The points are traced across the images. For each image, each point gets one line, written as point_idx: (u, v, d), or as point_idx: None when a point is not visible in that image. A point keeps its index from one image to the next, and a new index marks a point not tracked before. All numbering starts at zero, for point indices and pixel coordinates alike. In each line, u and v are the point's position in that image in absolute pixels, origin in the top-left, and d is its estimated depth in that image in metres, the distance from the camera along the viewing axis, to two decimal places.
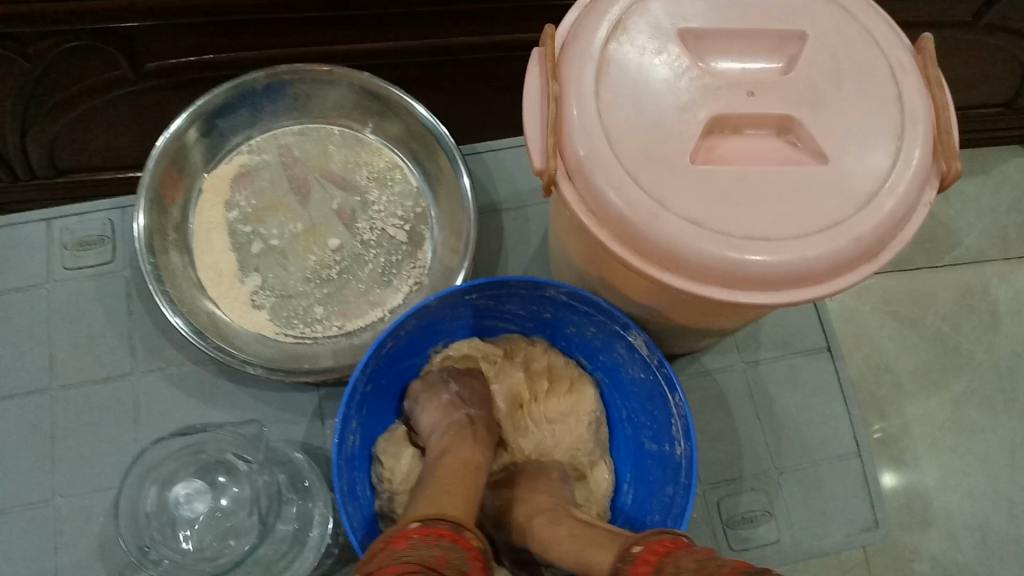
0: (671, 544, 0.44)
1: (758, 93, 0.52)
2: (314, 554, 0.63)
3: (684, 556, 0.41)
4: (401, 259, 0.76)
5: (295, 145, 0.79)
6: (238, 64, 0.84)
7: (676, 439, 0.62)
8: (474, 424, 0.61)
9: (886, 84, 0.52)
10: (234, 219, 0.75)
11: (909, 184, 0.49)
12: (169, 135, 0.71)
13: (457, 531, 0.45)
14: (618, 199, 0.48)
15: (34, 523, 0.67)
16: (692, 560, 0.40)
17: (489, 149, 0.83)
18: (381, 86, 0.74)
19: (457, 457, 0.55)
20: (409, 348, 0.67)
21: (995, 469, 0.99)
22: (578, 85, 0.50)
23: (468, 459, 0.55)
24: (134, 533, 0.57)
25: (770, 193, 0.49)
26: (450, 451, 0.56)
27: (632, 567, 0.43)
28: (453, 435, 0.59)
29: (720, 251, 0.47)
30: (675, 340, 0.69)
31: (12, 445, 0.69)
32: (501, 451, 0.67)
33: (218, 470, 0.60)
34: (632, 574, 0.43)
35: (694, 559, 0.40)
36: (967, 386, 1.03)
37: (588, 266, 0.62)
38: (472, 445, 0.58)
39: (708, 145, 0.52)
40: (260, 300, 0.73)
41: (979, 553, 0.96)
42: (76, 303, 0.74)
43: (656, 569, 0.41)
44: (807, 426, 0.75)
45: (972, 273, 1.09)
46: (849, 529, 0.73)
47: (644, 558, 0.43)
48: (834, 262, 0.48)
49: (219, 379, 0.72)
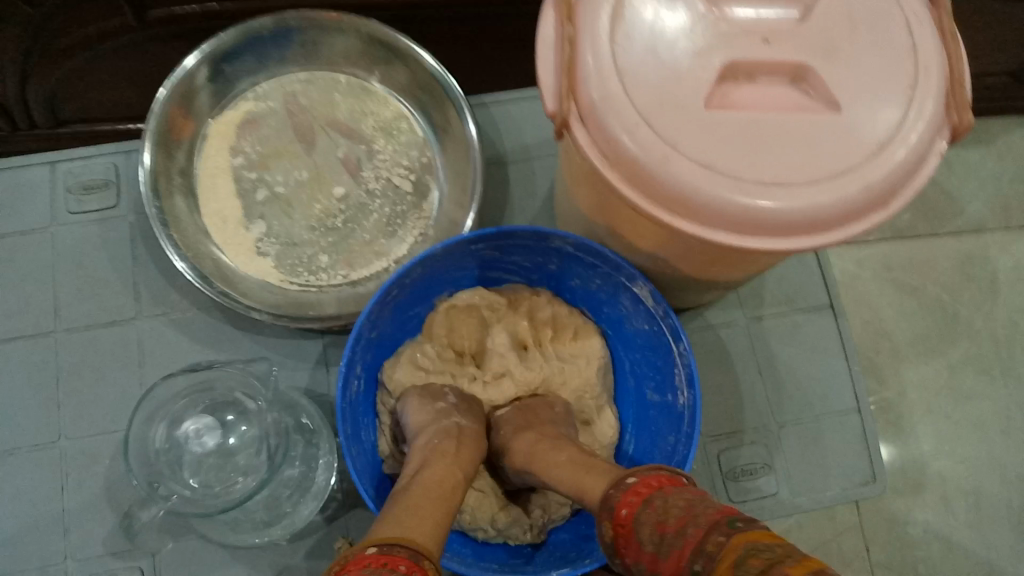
0: (664, 478, 0.43)
1: (774, 41, 0.51)
2: (316, 502, 0.66)
3: (674, 492, 0.41)
4: (407, 210, 0.75)
5: (301, 94, 0.78)
6: (242, 11, 0.83)
7: (679, 389, 0.63)
8: (462, 442, 0.51)
9: (900, 33, 0.51)
10: (239, 165, 0.75)
11: (921, 134, 0.49)
12: (181, 71, 0.70)
13: (417, 563, 0.36)
14: (631, 142, 0.48)
15: (40, 465, 0.68)
16: (681, 498, 0.40)
17: (496, 101, 0.82)
18: (388, 34, 0.73)
19: (438, 474, 0.45)
20: (413, 296, 0.67)
21: (989, 433, 1.00)
22: (594, 26, 0.50)
23: (448, 482, 0.45)
24: (143, 468, 0.57)
25: (781, 139, 0.49)
26: (428, 467, 0.46)
27: (623, 495, 0.42)
28: (437, 450, 0.49)
29: (731, 195, 0.47)
30: (679, 293, 0.70)
31: (18, 388, 0.70)
32: (502, 377, 0.65)
33: (229, 409, 0.61)
34: (621, 504, 0.42)
35: (685, 498, 0.40)
36: (964, 352, 1.04)
37: (595, 215, 0.62)
38: (456, 465, 0.47)
39: (722, 91, 0.52)
40: (265, 247, 0.73)
41: (970, 515, 0.97)
42: (81, 248, 0.74)
43: (645, 501, 0.41)
44: (808, 382, 0.76)
45: (973, 241, 1.09)
46: (846, 482, 0.74)
47: (637, 488, 0.42)
48: (844, 208, 0.48)
49: (224, 326, 0.72)
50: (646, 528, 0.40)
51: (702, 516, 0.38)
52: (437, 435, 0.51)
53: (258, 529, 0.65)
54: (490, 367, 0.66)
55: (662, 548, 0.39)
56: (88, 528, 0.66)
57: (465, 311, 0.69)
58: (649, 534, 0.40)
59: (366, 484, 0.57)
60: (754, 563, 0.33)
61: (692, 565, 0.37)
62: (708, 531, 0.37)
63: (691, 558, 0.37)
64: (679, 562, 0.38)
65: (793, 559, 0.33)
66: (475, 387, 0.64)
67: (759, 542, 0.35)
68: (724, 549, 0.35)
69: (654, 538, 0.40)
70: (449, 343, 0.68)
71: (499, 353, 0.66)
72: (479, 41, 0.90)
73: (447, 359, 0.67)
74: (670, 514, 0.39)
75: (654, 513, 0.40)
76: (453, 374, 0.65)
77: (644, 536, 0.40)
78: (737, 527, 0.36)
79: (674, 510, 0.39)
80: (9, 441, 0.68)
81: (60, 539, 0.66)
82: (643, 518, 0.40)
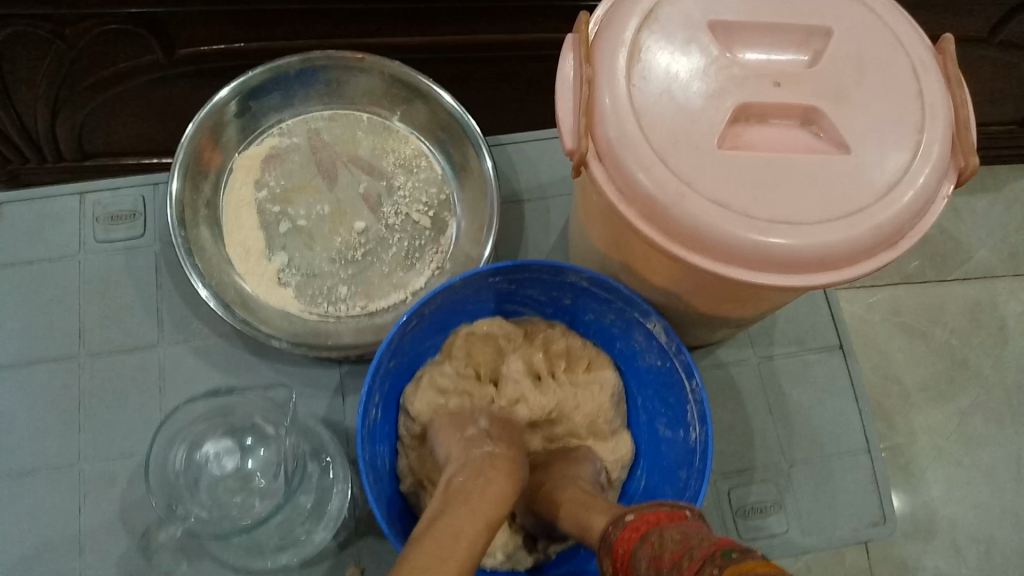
0: (664, 514, 0.44)
1: (784, 84, 0.53)
2: (329, 529, 0.67)
3: (670, 527, 0.42)
4: (424, 244, 0.77)
5: (325, 130, 0.81)
6: (267, 53, 0.86)
7: (692, 425, 0.64)
8: (489, 482, 0.50)
9: (908, 80, 0.53)
10: (263, 198, 0.77)
11: (928, 177, 0.51)
12: (211, 105, 0.73)
13: None
14: (647, 180, 0.50)
15: (58, 487, 0.69)
16: (678, 532, 0.41)
17: (513, 141, 0.84)
18: (410, 76, 0.76)
19: (453, 524, 0.44)
20: (430, 327, 0.69)
21: (1000, 480, 1.00)
22: (612, 69, 0.52)
23: (466, 533, 0.43)
24: (163, 491, 0.58)
25: (793, 180, 0.50)
26: (445, 515, 0.45)
27: (622, 533, 0.44)
28: (466, 484, 0.50)
29: (743, 232, 0.49)
30: (692, 330, 0.71)
31: (40, 410, 0.71)
32: (518, 404, 0.66)
33: (248, 434, 0.63)
34: (619, 542, 0.44)
35: (680, 532, 0.41)
36: (974, 398, 1.04)
37: (610, 250, 0.63)
38: (478, 513, 0.46)
39: (734, 132, 0.54)
40: (287, 278, 0.74)
41: (982, 563, 0.96)
42: (106, 275, 0.76)
43: (642, 538, 0.42)
44: (818, 421, 0.77)
45: (981, 287, 1.11)
46: (857, 522, 0.73)
47: (634, 525, 0.44)
48: (855, 246, 0.49)
49: (244, 354, 0.74)
50: (642, 563, 0.41)
51: (696, 548, 0.38)
52: (468, 466, 0.53)
53: (274, 555, 0.66)
54: (505, 394, 0.66)
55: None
56: (103, 550, 0.67)
57: (482, 339, 0.70)
58: (644, 567, 0.40)
59: (384, 512, 0.58)
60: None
61: None
62: (701, 562, 0.37)
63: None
64: None
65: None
66: (492, 412, 0.65)
67: (742, 568, 0.34)
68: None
69: (650, 571, 0.40)
70: (467, 367, 0.69)
71: (514, 380, 0.67)
72: (498, 84, 0.94)
73: (466, 379, 0.68)
74: (664, 548, 0.40)
75: (650, 548, 0.41)
76: (472, 397, 0.67)
77: (640, 570, 0.41)
78: (730, 556, 0.36)
79: (669, 543, 0.40)
80: (28, 463, 0.69)
81: (74, 560, 0.67)
82: (640, 554, 0.41)
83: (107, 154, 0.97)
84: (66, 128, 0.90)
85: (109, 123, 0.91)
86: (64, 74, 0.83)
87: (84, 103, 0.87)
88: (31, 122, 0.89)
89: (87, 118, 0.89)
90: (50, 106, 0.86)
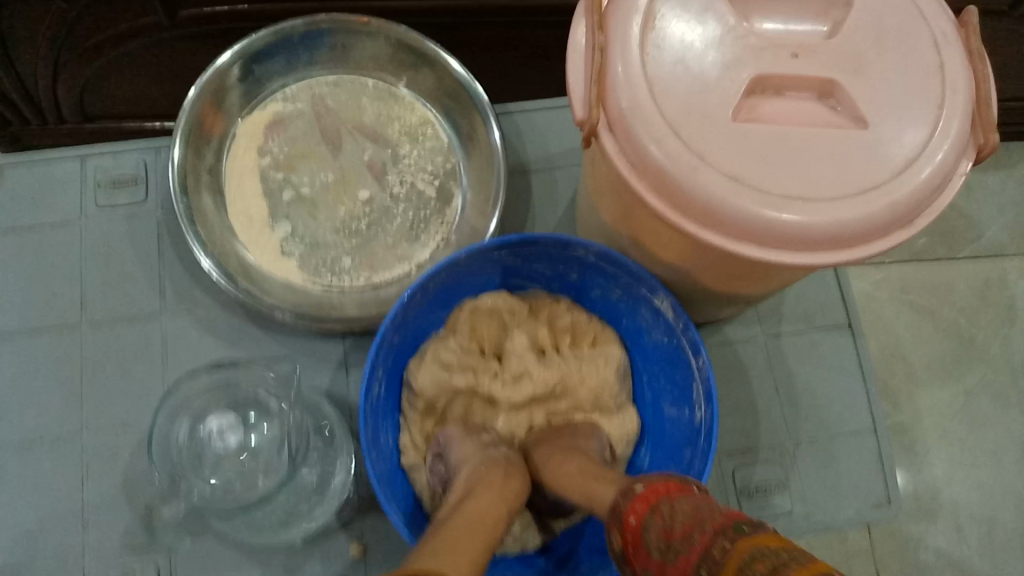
0: (669, 483, 0.43)
1: (802, 55, 0.52)
2: (332, 504, 0.67)
3: (680, 498, 0.41)
4: (430, 215, 0.76)
5: (330, 97, 0.79)
6: (272, 16, 0.84)
7: (697, 403, 0.63)
8: (506, 477, 0.51)
9: (929, 52, 0.51)
10: (266, 165, 0.76)
11: (947, 154, 0.49)
12: (214, 69, 0.71)
13: None
14: (658, 153, 0.49)
15: (60, 456, 0.68)
16: (686, 503, 0.41)
17: (521, 112, 0.83)
18: (417, 40, 0.75)
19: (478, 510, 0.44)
20: (435, 302, 0.68)
21: (1004, 460, 0.99)
22: (625, 37, 0.50)
23: (491, 516, 0.44)
24: (165, 463, 0.59)
25: (808, 155, 0.49)
26: (468, 503, 0.46)
27: (630, 503, 0.43)
28: (483, 481, 0.50)
29: (756, 207, 0.48)
30: (700, 307, 0.70)
31: (42, 379, 0.71)
32: (524, 380, 0.65)
33: (252, 408, 0.62)
34: (627, 513, 0.42)
35: (690, 503, 0.41)
36: (980, 378, 1.03)
37: (618, 225, 0.62)
38: (500, 500, 0.47)
39: (750, 105, 0.52)
40: (290, 247, 0.73)
41: (982, 542, 0.96)
42: (107, 243, 0.75)
43: (652, 509, 0.41)
44: (824, 401, 0.76)
45: (992, 266, 1.09)
46: (861, 502, 0.73)
47: (643, 496, 0.42)
48: (869, 225, 0.48)
49: (247, 325, 0.73)
50: (653, 535, 0.40)
51: (708, 521, 0.38)
52: (484, 467, 0.52)
53: (276, 531, 0.66)
54: (508, 368, 0.66)
55: (669, 555, 0.39)
56: (105, 519, 0.67)
57: (488, 314, 0.69)
58: (655, 540, 0.40)
59: (385, 490, 0.57)
60: (757, 565, 0.34)
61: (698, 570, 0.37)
62: (716, 537, 0.37)
63: (699, 564, 0.37)
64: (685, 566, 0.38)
65: (796, 561, 0.33)
66: (496, 387, 0.66)
67: (761, 545, 0.35)
68: (730, 555, 0.35)
69: (660, 544, 0.40)
70: (471, 342, 0.68)
71: (517, 354, 0.66)
72: (506, 51, 0.92)
73: (471, 354, 0.68)
74: (676, 521, 0.40)
75: (660, 520, 0.40)
76: (476, 372, 0.67)
77: (650, 543, 0.40)
78: (744, 532, 0.37)
79: (680, 516, 0.40)
80: (30, 431, 0.69)
81: (77, 530, 0.67)
82: (651, 526, 0.41)
83: (110, 118, 0.96)
84: (69, 91, 0.89)
85: (112, 87, 0.90)
86: (65, 36, 0.81)
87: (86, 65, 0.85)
88: (33, 85, 0.87)
89: (90, 80, 0.88)
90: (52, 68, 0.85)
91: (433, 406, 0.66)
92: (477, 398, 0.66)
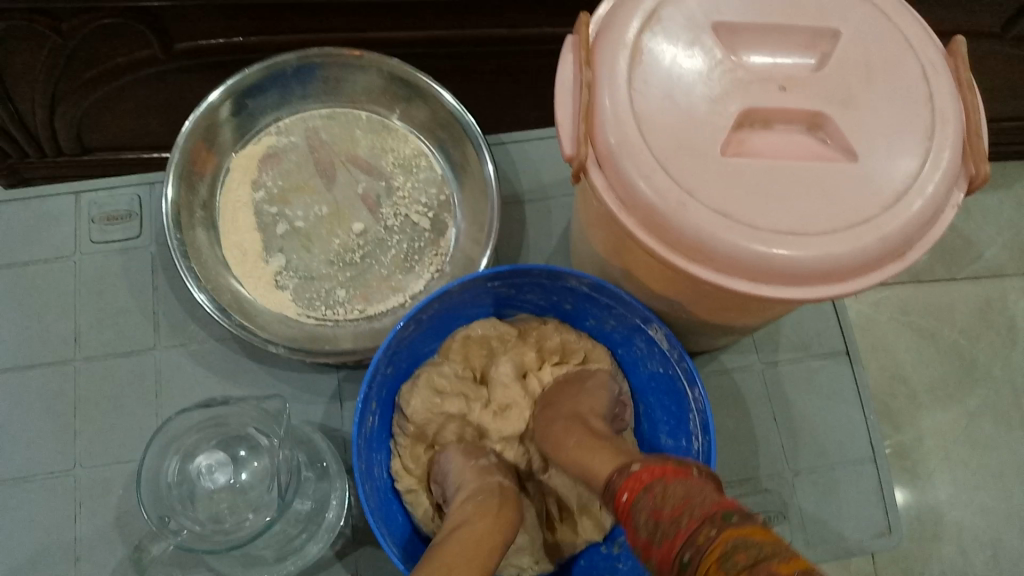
0: (666, 465, 0.43)
1: (789, 89, 0.52)
2: (325, 540, 0.65)
3: (674, 481, 0.42)
4: (424, 246, 0.76)
5: (323, 130, 0.80)
6: (267, 47, 0.85)
7: (694, 434, 0.63)
8: (503, 503, 0.53)
9: (917, 84, 0.52)
10: (260, 199, 0.76)
11: (938, 185, 0.49)
12: (202, 110, 0.71)
13: None
14: (648, 188, 0.49)
15: (55, 491, 0.68)
16: (681, 486, 0.41)
17: (514, 141, 0.83)
18: (410, 73, 0.74)
19: (471, 537, 0.47)
20: (427, 334, 0.68)
21: (1009, 483, 0.99)
22: (613, 73, 0.51)
23: (484, 544, 0.47)
24: (155, 504, 0.57)
25: (797, 189, 0.49)
26: (462, 530, 0.48)
27: (625, 481, 0.44)
28: (476, 510, 0.51)
29: (747, 242, 0.48)
30: (697, 338, 0.70)
31: (35, 415, 0.70)
32: (507, 408, 0.67)
33: (241, 445, 0.62)
34: (621, 490, 0.44)
35: (684, 486, 0.41)
36: (982, 400, 1.02)
37: (611, 257, 0.62)
38: (497, 526, 0.49)
39: (738, 139, 0.52)
40: (284, 280, 0.73)
41: (989, 566, 0.95)
42: (102, 277, 0.75)
43: (645, 489, 0.42)
44: (823, 428, 0.75)
45: (991, 286, 1.09)
46: (861, 530, 0.72)
47: (638, 476, 0.43)
48: (860, 258, 0.48)
49: (240, 358, 0.73)
50: (642, 514, 0.41)
51: (699, 507, 0.39)
52: (479, 494, 0.54)
53: (269, 565, 0.64)
54: (496, 398, 0.67)
55: (656, 533, 0.40)
56: (98, 557, 0.67)
57: (479, 343, 0.70)
58: (644, 518, 0.41)
59: (379, 521, 0.57)
60: (739, 557, 0.34)
61: (681, 552, 0.38)
62: (702, 522, 0.38)
63: (682, 547, 0.38)
64: (670, 548, 0.39)
65: (779, 556, 0.33)
66: (484, 417, 0.66)
67: (744, 537, 0.35)
68: (713, 543, 0.36)
69: (649, 523, 0.40)
70: (464, 369, 0.69)
71: (503, 383, 0.67)
72: (500, 79, 0.92)
73: (464, 381, 0.68)
74: (667, 503, 0.40)
75: (651, 500, 0.41)
76: (467, 399, 0.67)
77: (640, 521, 0.41)
78: (731, 521, 0.37)
79: (672, 499, 0.40)
80: (25, 467, 0.69)
81: (70, 568, 0.66)
82: (640, 506, 0.41)
83: (107, 150, 0.96)
84: (66, 123, 0.90)
85: (111, 120, 0.91)
86: (62, 71, 0.82)
87: (85, 98, 0.86)
88: (30, 117, 0.88)
89: (86, 113, 0.89)
90: (49, 101, 0.86)
91: (423, 432, 0.66)
92: (469, 425, 0.66)
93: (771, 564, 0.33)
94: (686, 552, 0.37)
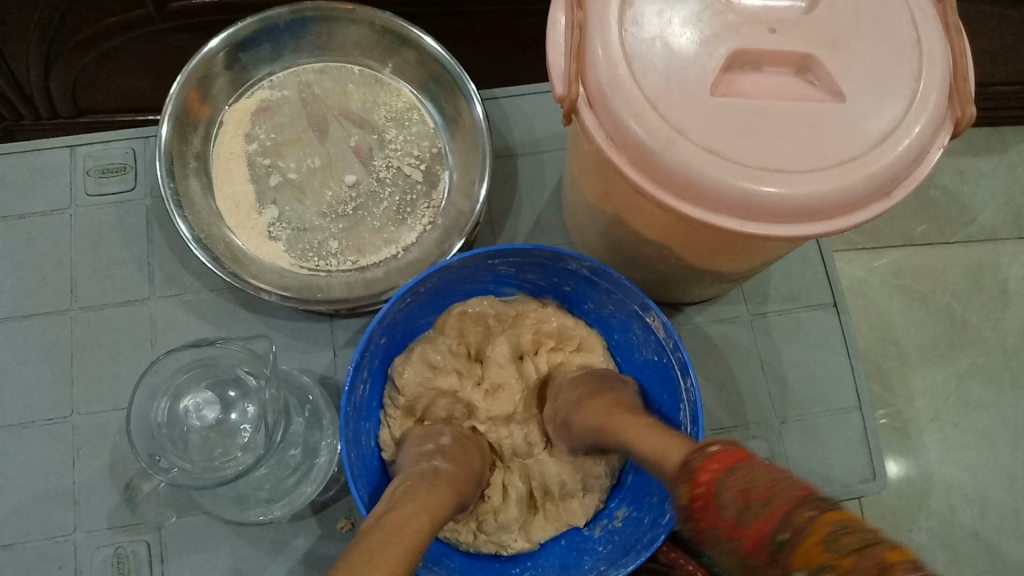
0: (744, 452, 0.41)
1: (779, 31, 0.52)
2: (318, 483, 0.67)
3: (760, 465, 0.39)
4: (417, 199, 0.76)
5: (316, 84, 0.80)
6: (260, 6, 0.85)
7: (683, 424, 0.63)
8: (435, 485, 0.51)
9: (905, 27, 0.52)
10: (253, 151, 0.76)
11: (925, 126, 0.49)
12: (201, 56, 0.72)
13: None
14: (638, 126, 0.49)
15: (52, 439, 0.69)
16: (768, 470, 0.39)
17: (506, 95, 0.83)
18: (401, 26, 0.75)
19: (401, 514, 0.45)
20: (422, 307, 0.69)
21: (997, 442, 1.00)
22: (604, 12, 0.51)
23: (415, 523, 0.44)
24: (145, 443, 0.58)
25: (786, 128, 0.49)
26: (394, 510, 0.46)
27: (704, 460, 0.41)
28: (407, 493, 0.49)
29: (735, 180, 0.48)
30: (687, 287, 0.70)
31: (32, 364, 0.71)
32: (500, 389, 0.68)
33: (230, 386, 0.62)
34: (700, 469, 0.41)
35: (772, 471, 0.39)
36: (972, 361, 1.03)
37: (602, 203, 0.63)
38: (427, 509, 0.47)
39: (727, 80, 0.52)
40: (277, 231, 0.74)
41: (975, 522, 0.97)
42: (97, 229, 0.76)
43: (729, 470, 0.39)
44: (811, 379, 0.76)
45: (984, 249, 1.09)
46: (847, 478, 0.73)
47: (720, 456, 0.41)
48: (847, 196, 0.49)
49: (234, 308, 0.74)
50: (727, 494, 0.38)
51: (792, 490, 0.37)
52: (411, 479, 0.52)
53: (263, 505, 0.66)
54: (489, 376, 0.68)
55: (744, 514, 0.37)
56: (95, 502, 0.68)
57: (475, 319, 0.71)
58: (729, 499, 0.38)
59: (361, 488, 0.58)
60: (848, 541, 0.32)
61: (774, 533, 0.35)
62: (799, 504, 0.35)
63: (775, 528, 0.35)
64: (760, 528, 0.36)
65: (890, 546, 0.32)
66: (475, 395, 0.67)
67: (851, 523, 0.33)
68: (815, 523, 0.34)
69: (735, 504, 0.38)
70: (459, 345, 0.70)
71: (498, 364, 0.68)
72: (494, 38, 0.92)
73: (458, 357, 0.69)
74: (756, 485, 0.38)
75: (737, 481, 0.39)
76: (461, 376, 0.68)
77: (724, 502, 0.38)
78: (829, 506, 0.35)
79: (760, 480, 0.38)
80: (22, 414, 0.70)
81: (69, 512, 0.67)
82: (725, 485, 0.39)
83: (103, 112, 0.97)
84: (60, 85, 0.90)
85: (106, 83, 0.91)
86: (55, 31, 0.82)
87: (80, 60, 0.86)
88: (24, 79, 0.88)
89: (81, 75, 0.89)
90: (43, 63, 0.86)
91: (413, 406, 0.67)
92: (460, 403, 0.68)
93: (882, 553, 0.32)
94: (782, 533, 0.35)
